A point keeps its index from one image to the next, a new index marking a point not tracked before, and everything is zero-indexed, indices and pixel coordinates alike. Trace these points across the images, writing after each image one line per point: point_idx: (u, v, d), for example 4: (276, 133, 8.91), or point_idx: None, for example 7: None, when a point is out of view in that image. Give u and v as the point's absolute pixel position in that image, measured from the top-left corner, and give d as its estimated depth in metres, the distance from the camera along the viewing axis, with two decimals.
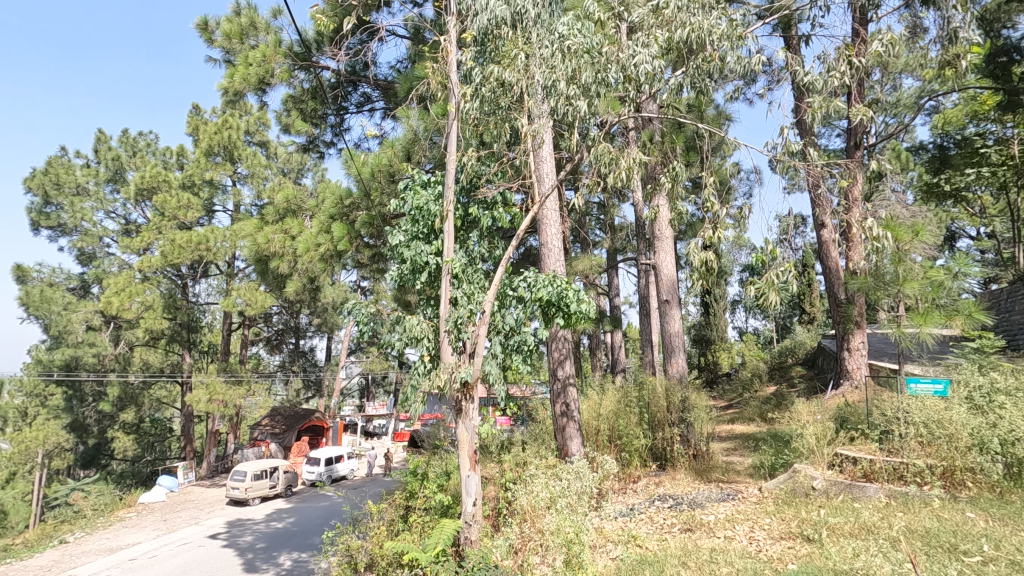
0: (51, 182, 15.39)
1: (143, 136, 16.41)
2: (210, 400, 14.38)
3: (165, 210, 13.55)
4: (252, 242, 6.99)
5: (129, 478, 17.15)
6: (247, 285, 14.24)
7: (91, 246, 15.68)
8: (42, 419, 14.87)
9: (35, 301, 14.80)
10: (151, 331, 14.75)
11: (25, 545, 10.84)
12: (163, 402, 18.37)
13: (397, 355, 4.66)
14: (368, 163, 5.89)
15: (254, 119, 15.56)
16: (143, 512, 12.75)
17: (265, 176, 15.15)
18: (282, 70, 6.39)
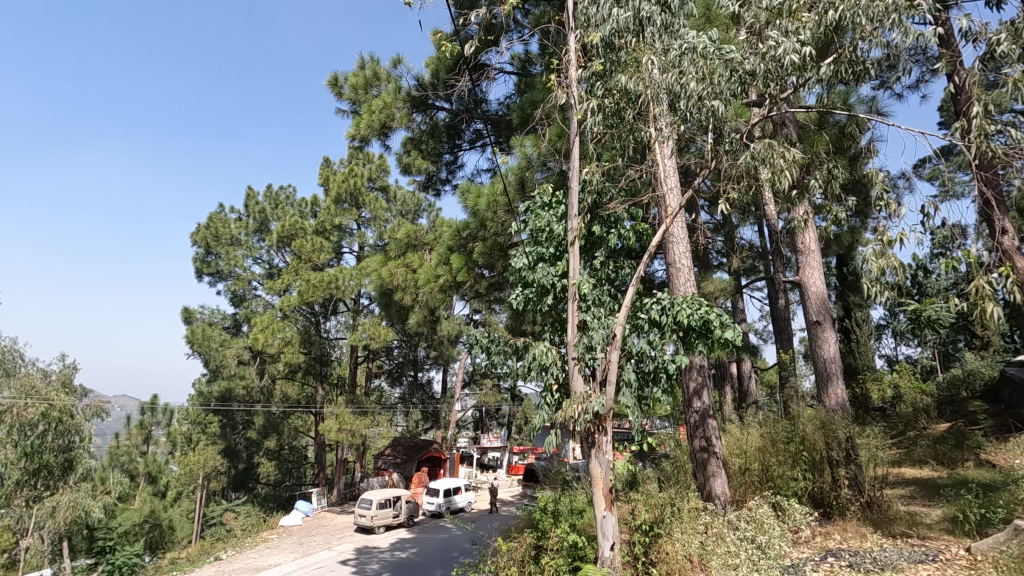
0: (212, 235, 17.62)
1: (283, 189, 18.25)
2: (339, 429, 15.23)
3: (302, 254, 14.85)
4: (376, 277, 7.28)
5: (271, 501, 18.56)
6: (371, 321, 15.05)
7: (242, 290, 17.58)
8: (203, 445, 16.64)
9: (197, 338, 16.43)
10: (290, 365, 16.06)
11: (188, 559, 11.99)
12: (299, 431, 19.79)
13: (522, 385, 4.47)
14: (483, 194, 5.86)
15: (375, 166, 16.73)
16: (284, 534, 13.62)
17: (386, 218, 16.15)
18: (402, 114, 6.68)
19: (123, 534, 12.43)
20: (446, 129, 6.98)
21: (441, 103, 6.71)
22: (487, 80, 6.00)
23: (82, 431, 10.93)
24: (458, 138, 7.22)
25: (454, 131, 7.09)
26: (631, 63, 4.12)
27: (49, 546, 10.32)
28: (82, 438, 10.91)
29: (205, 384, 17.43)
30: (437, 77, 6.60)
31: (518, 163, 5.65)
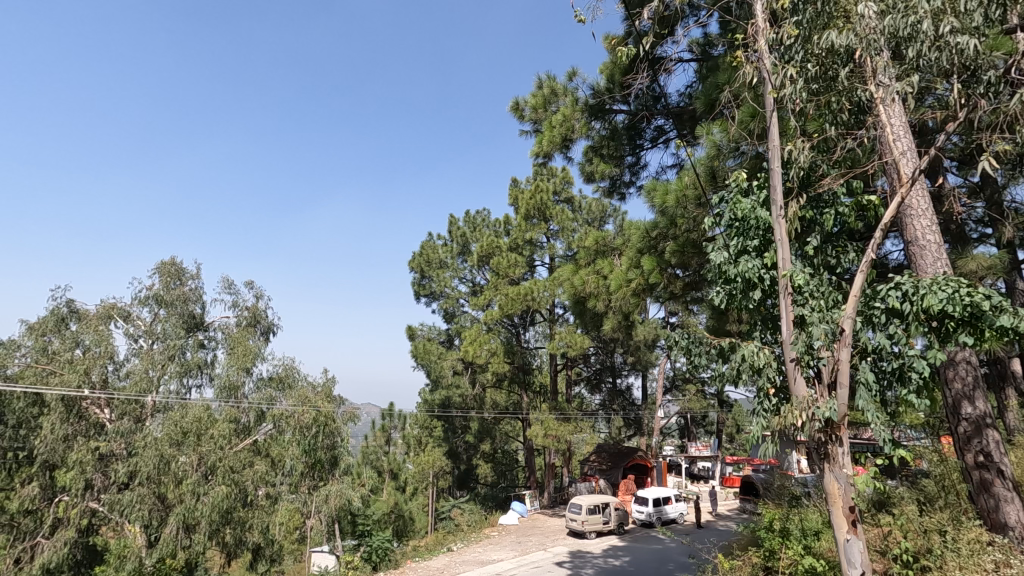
0: (425, 261, 20.01)
1: (479, 213, 19.85)
2: (546, 435, 15.89)
3: (500, 271, 15.93)
4: (568, 286, 7.39)
5: (490, 501, 20.10)
6: (567, 329, 15.45)
7: (452, 307, 19.50)
8: (431, 446, 18.69)
9: (420, 352, 18.68)
10: (497, 374, 17.38)
11: (427, 547, 13.60)
12: (510, 436, 21.11)
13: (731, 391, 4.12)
14: (671, 190, 5.57)
15: (559, 180, 17.31)
16: (503, 532, 14.66)
17: (573, 228, 16.51)
18: (581, 124, 6.87)
19: (376, 521, 14.66)
20: (625, 132, 6.77)
21: (618, 106, 6.65)
22: (666, 73, 5.76)
23: (341, 432, 13.19)
24: (639, 138, 6.96)
25: (635, 132, 6.85)
26: (839, 17, 3.57)
27: (326, 526, 12.63)
28: (341, 439, 13.09)
29: (429, 393, 19.56)
30: (613, 81, 6.53)
31: (705, 153, 5.29)
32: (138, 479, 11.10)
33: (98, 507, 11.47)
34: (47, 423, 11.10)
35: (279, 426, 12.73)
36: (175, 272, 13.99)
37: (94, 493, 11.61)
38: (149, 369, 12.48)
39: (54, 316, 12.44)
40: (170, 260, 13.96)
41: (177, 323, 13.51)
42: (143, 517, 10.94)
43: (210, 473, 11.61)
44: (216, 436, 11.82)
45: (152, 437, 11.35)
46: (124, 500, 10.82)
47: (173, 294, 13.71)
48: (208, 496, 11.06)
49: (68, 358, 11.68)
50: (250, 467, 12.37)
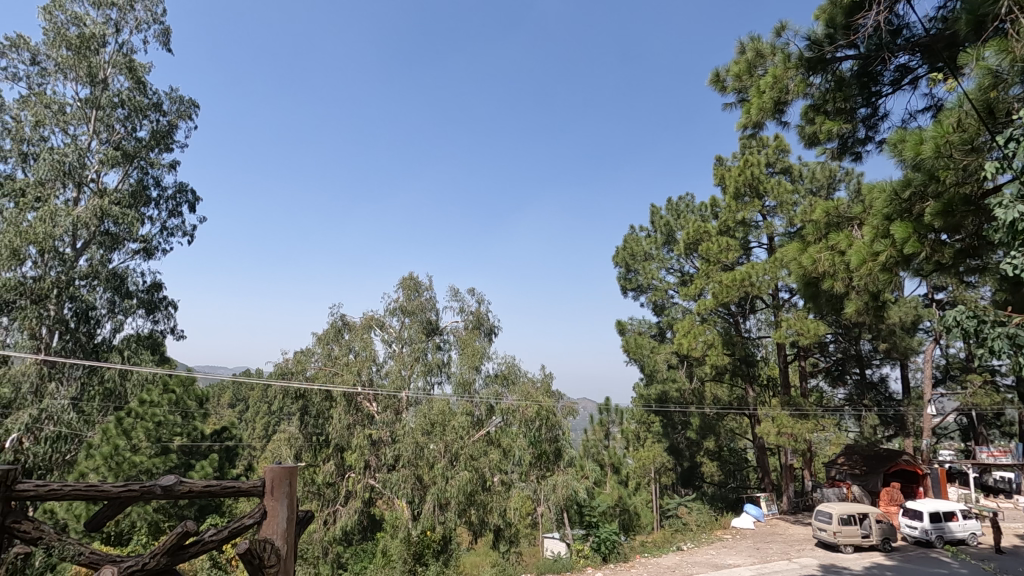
0: (629, 255, 19.82)
1: (682, 199, 18.96)
2: (779, 433, 14.38)
3: (710, 257, 14.95)
4: (794, 268, 6.39)
5: (719, 501, 18.95)
6: (796, 315, 13.78)
7: (661, 299, 18.94)
8: (651, 442, 18.39)
9: (632, 346, 18.59)
10: (716, 367, 16.36)
11: (656, 544, 13.37)
12: (737, 433, 19.58)
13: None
14: (928, 137, 4.45)
15: (772, 150, 15.58)
16: (738, 536, 13.72)
17: (794, 201, 14.66)
18: (796, 82, 5.86)
19: (602, 514, 14.97)
20: (856, 80, 5.77)
21: (843, 52, 5.64)
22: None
23: (562, 426, 13.83)
24: (875, 84, 5.82)
25: (869, 79, 5.76)
26: None
27: (555, 514, 13.31)
28: (563, 432, 13.73)
29: (643, 388, 19.25)
30: (834, 25, 5.54)
31: (975, 85, 4.20)
32: (401, 462, 13.24)
33: (375, 483, 13.93)
34: (337, 414, 13.94)
35: (507, 419, 13.88)
36: (413, 285, 16.22)
37: (372, 472, 14.14)
38: (402, 369, 14.75)
39: (333, 328, 15.42)
40: (409, 276, 16.22)
41: (419, 329, 15.71)
42: (407, 494, 12.94)
43: (455, 460, 13.19)
44: (457, 427, 13.37)
45: (409, 427, 13.45)
46: (393, 479, 12.99)
47: (413, 304, 15.95)
48: (454, 480, 12.60)
49: (346, 361, 14.48)
50: (486, 455, 13.51)
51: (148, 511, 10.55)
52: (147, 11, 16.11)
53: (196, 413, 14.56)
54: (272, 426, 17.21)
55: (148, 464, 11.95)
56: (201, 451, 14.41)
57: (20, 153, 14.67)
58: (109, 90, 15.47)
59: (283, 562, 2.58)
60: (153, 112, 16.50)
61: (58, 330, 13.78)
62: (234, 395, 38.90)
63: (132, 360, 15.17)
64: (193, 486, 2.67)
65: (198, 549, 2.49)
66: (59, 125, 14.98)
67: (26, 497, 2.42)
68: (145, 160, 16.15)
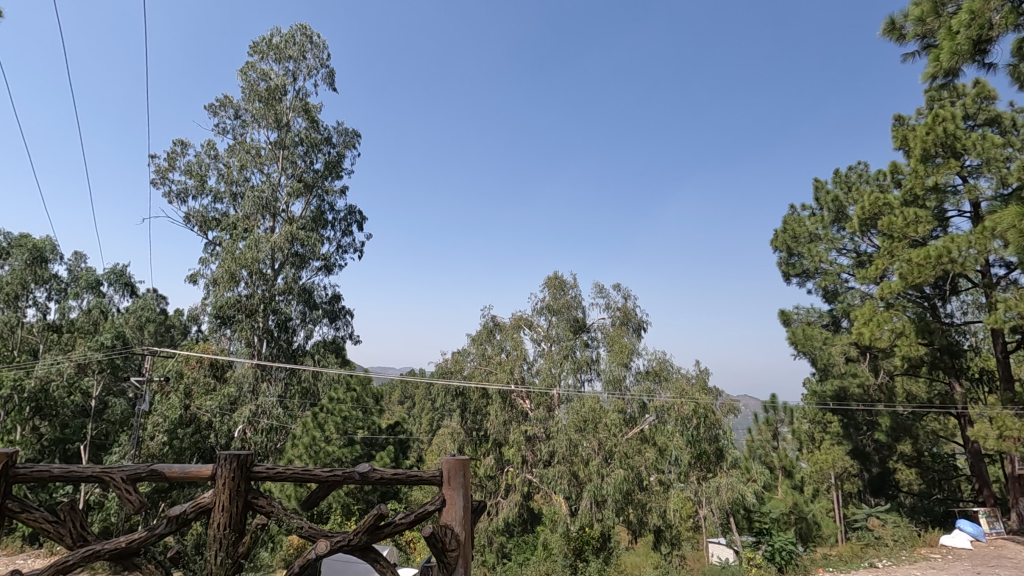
0: (791, 238, 17.99)
1: (853, 169, 16.78)
2: (1001, 437, 11.99)
3: (893, 232, 12.97)
4: (1014, 236, 5.22)
5: (921, 515, 16.36)
6: (1018, 294, 11.36)
7: (833, 284, 16.89)
8: (828, 444, 16.33)
9: (800, 339, 17.00)
10: (909, 359, 14.15)
11: (842, 558, 11.93)
12: (942, 436, 16.68)
13: None
14: None
15: (971, 98, 13.04)
16: (950, 557, 11.72)
17: (1006, 157, 12.09)
18: (1003, 13, 4.78)
19: (775, 521, 13.77)
20: None
21: None
22: None
23: (722, 425, 12.99)
24: None
25: None
26: None
27: (719, 518, 12.56)
28: (724, 431, 12.92)
29: (817, 384, 17.35)
30: None
31: None
32: (556, 458, 13.50)
33: (532, 478, 14.37)
34: (493, 411, 14.66)
35: (662, 417, 13.44)
36: (558, 284, 16.43)
37: (529, 467, 14.62)
38: (552, 367, 15.03)
39: (485, 329, 16.25)
40: (554, 275, 16.44)
41: (566, 327, 15.88)
42: (564, 490, 13.12)
43: (610, 458, 13.11)
44: (609, 425, 13.21)
45: (561, 424, 13.65)
46: (549, 474, 13.30)
47: (559, 303, 16.17)
48: (610, 477, 12.48)
49: (499, 360, 15.12)
50: (641, 454, 13.27)
51: (341, 494, 12.15)
52: (315, 58, 18.45)
53: (374, 409, 16.32)
54: (437, 422, 18.62)
55: (338, 454, 13.64)
56: (379, 442, 16.11)
57: (231, 193, 17.73)
58: (291, 131, 17.99)
59: (462, 547, 2.79)
60: (326, 145, 18.82)
61: (265, 339, 16.41)
62: (403, 392, 43.00)
63: (322, 362, 17.49)
64: (385, 474, 3.01)
65: (391, 530, 2.77)
66: (257, 166, 17.80)
67: (261, 477, 2.91)
68: (321, 189, 18.46)
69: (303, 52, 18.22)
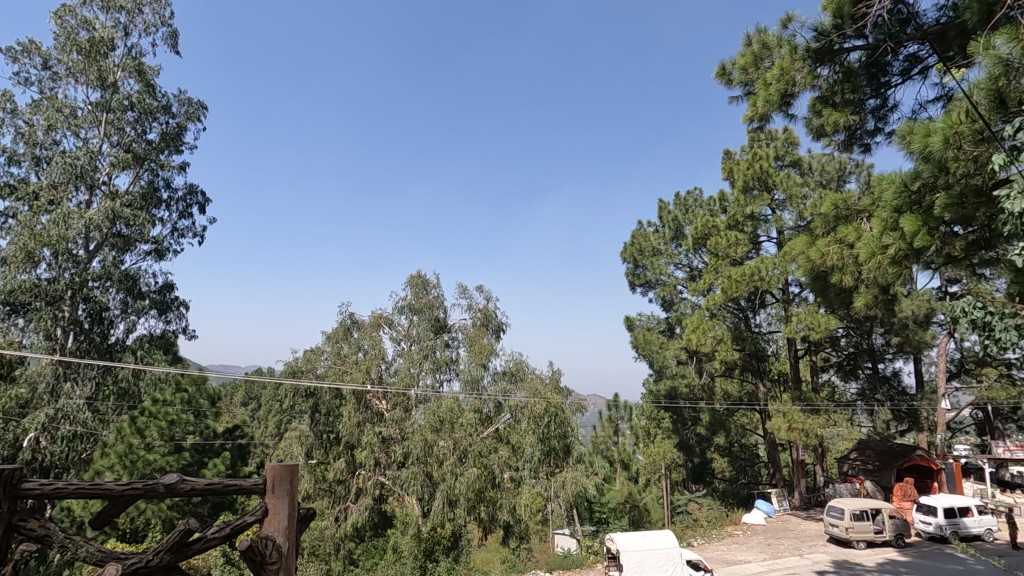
0: (637, 251, 19.72)
1: (691, 193, 18.76)
2: (790, 429, 14.27)
3: (719, 252, 14.87)
4: (803, 261, 6.25)
5: (730, 498, 18.87)
6: (806, 309, 13.64)
7: (670, 295, 18.82)
8: (660, 438, 18.13)
9: (641, 342, 18.55)
10: (725, 362, 16.27)
11: (665, 540, 13.30)
12: (748, 429, 19.38)
13: None
14: (937, 128, 4.00)
15: (781, 142, 15.41)
16: (749, 532, 13.66)
17: (804, 194, 14.45)
18: (803, 74, 5.73)
19: (612, 510, 14.92)
20: (865, 70, 5.56)
21: (852, 43, 5.48)
22: None
23: (571, 422, 13.90)
24: (884, 74, 5.62)
25: (878, 68, 5.56)
26: None
27: (564, 510, 13.35)
28: (571, 429, 13.80)
29: (654, 383, 19.19)
30: (842, 15, 5.28)
31: (984, 75, 3.71)
32: (410, 459, 13.28)
33: (385, 480, 14.01)
34: (346, 412, 14.02)
35: (516, 416, 13.87)
36: (421, 283, 16.23)
37: (382, 469, 14.23)
38: (410, 367, 14.79)
39: (342, 326, 15.51)
40: (417, 274, 16.23)
41: (426, 327, 15.74)
42: (417, 491, 12.96)
43: (464, 457, 13.26)
44: (466, 424, 13.38)
45: (418, 424, 13.46)
46: (403, 476, 13.01)
47: (421, 302, 15.97)
48: (463, 477, 12.66)
49: (355, 360, 14.55)
50: (495, 453, 13.61)
51: (162, 508, 10.76)
52: (155, 14, 16.24)
53: (208, 411, 14.78)
54: (284, 425, 17.31)
55: (161, 463, 12.07)
56: (213, 449, 14.55)
57: (33, 157, 14.88)
58: (119, 93, 15.65)
59: (284, 559, 2.61)
60: (163, 114, 16.64)
61: (72, 331, 13.99)
62: (247, 393, 39.52)
63: (145, 360, 15.36)
64: (195, 484, 2.68)
65: (200, 546, 2.51)
66: (71, 129, 15.17)
67: (32, 495, 2.46)
68: (155, 163, 16.31)
69: (139, 5, 15.94)
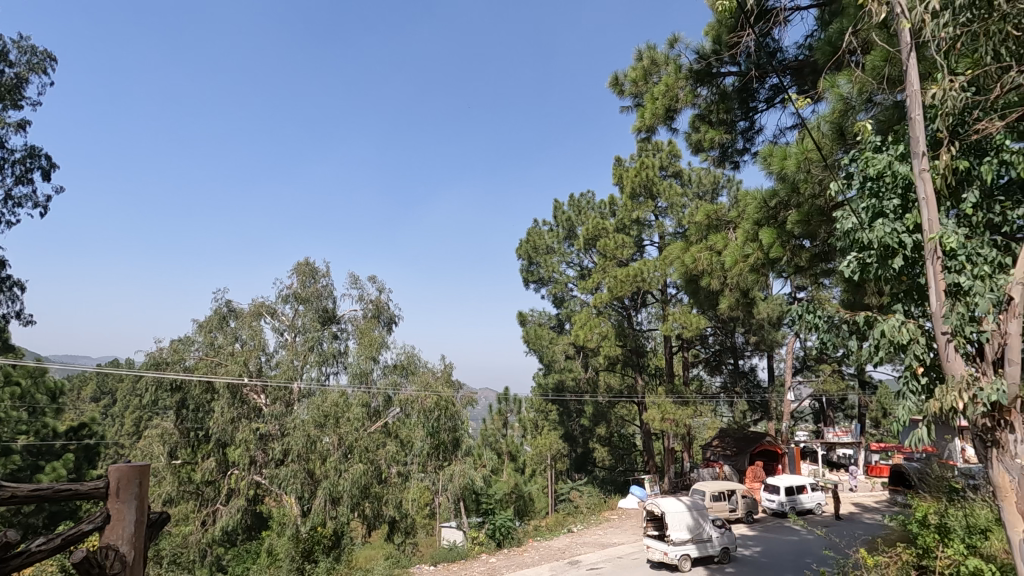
0: (532, 248, 20.22)
1: (584, 196, 19.56)
2: (663, 419, 15.44)
3: (607, 252, 15.68)
4: (679, 265, 6.79)
5: (609, 485, 20.04)
6: (681, 310, 14.82)
7: (561, 292, 19.54)
8: (547, 430, 18.80)
9: (532, 337, 19.06)
10: (609, 357, 17.21)
11: (548, 527, 13.83)
12: (627, 420, 20.67)
13: (856, 368, 3.68)
14: (792, 153, 4.53)
15: (665, 154, 16.58)
16: (623, 516, 14.60)
17: (683, 204, 15.68)
18: (685, 92, 6.21)
19: (498, 501, 15.21)
20: (737, 94, 6.15)
21: (727, 68, 6.03)
22: (779, 26, 5.02)
23: (461, 415, 13.94)
24: (752, 100, 6.25)
25: (747, 94, 6.17)
26: None
27: (451, 502, 13.51)
28: (461, 421, 13.88)
29: (542, 377, 19.81)
30: (720, 42, 5.87)
31: (830, 109, 4.25)
32: (290, 456, 12.57)
33: (261, 480, 13.14)
34: (218, 407, 12.95)
35: (405, 410, 13.59)
36: (309, 271, 15.36)
37: (257, 468, 13.32)
38: (294, 360, 14.02)
39: (217, 314, 14.30)
40: (305, 261, 15.37)
41: (313, 317, 14.98)
42: (296, 490, 12.31)
43: (349, 453, 12.85)
44: (352, 419, 12.97)
45: (299, 419, 12.78)
46: (281, 474, 12.31)
47: (308, 291, 15.15)
48: (348, 473, 12.26)
49: (231, 351, 13.46)
50: (382, 447, 13.32)
51: None
52: None
53: (48, 408, 12.94)
54: (143, 422, 15.62)
55: None
56: (52, 451, 12.77)
57: None
58: None
59: (127, 570, 2.35)
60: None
61: None
62: (99, 387, 35.17)
63: None
64: (17, 491, 2.30)
65: (21, 561, 2.18)
66: None
67: None
68: None
69: None
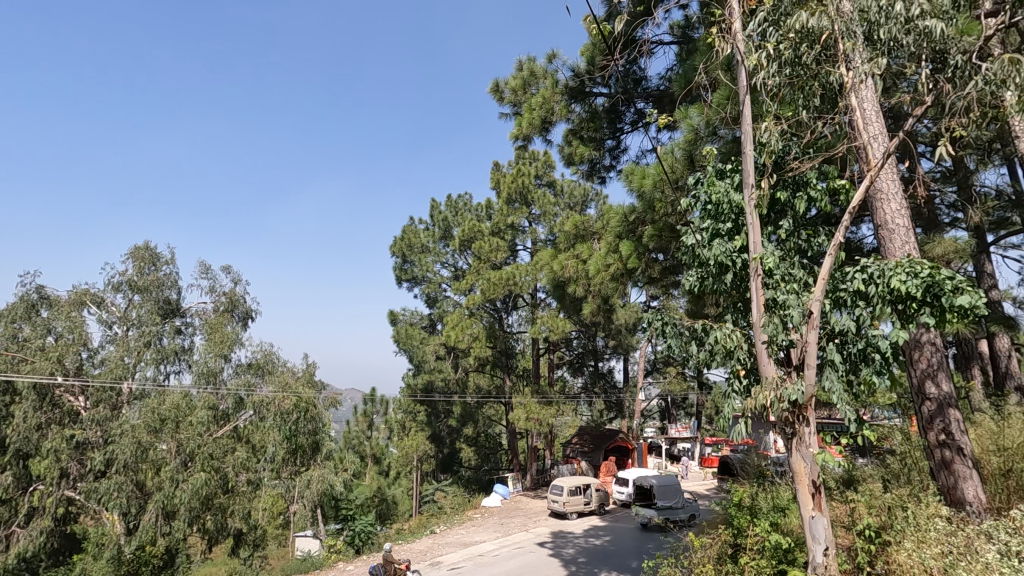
0: (406, 246, 19.83)
1: (461, 197, 19.61)
2: (528, 418, 15.98)
3: (482, 255, 15.90)
4: (548, 270, 7.08)
5: (473, 484, 20.23)
6: (549, 314, 15.45)
7: (434, 292, 19.40)
8: (414, 431, 18.52)
9: (402, 336, 18.65)
10: (479, 359, 17.42)
11: (410, 530, 13.60)
12: (494, 420, 21.05)
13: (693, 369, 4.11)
14: (650, 174, 4.96)
15: (541, 163, 17.24)
16: (486, 514, 14.84)
17: (555, 212, 16.43)
18: (560, 107, 6.52)
19: (358, 506, 14.60)
20: (606, 114, 6.57)
21: (598, 89, 6.43)
22: (644, 56, 5.48)
23: (322, 418, 12.82)
24: (619, 121, 6.73)
25: (615, 115, 6.62)
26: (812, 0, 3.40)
27: (308, 511, 12.31)
28: (322, 424, 12.73)
29: (411, 377, 19.44)
30: (593, 64, 6.23)
31: (683, 137, 4.72)
32: (114, 467, 10.98)
33: (74, 495, 11.30)
34: (20, 412, 10.91)
35: (260, 412, 12.54)
36: (149, 257, 13.61)
37: (70, 482, 11.43)
38: (124, 357, 12.31)
39: (24, 302, 12.09)
40: (143, 245, 13.58)
41: (152, 309, 13.29)
42: (121, 505, 10.79)
43: (190, 460, 11.56)
44: (195, 423, 11.72)
45: (129, 424, 11.23)
46: (101, 488, 10.70)
47: (147, 279, 13.41)
48: (187, 483, 11.01)
49: (40, 345, 11.43)
50: (230, 453, 12.16)
51: None
52: None
53: None
54: None
55: None
56: None
57: None
58: None
59: None
60: None
61: None
62: None
63: None
64: None
65: None
66: None
67: None
68: None
69: None
